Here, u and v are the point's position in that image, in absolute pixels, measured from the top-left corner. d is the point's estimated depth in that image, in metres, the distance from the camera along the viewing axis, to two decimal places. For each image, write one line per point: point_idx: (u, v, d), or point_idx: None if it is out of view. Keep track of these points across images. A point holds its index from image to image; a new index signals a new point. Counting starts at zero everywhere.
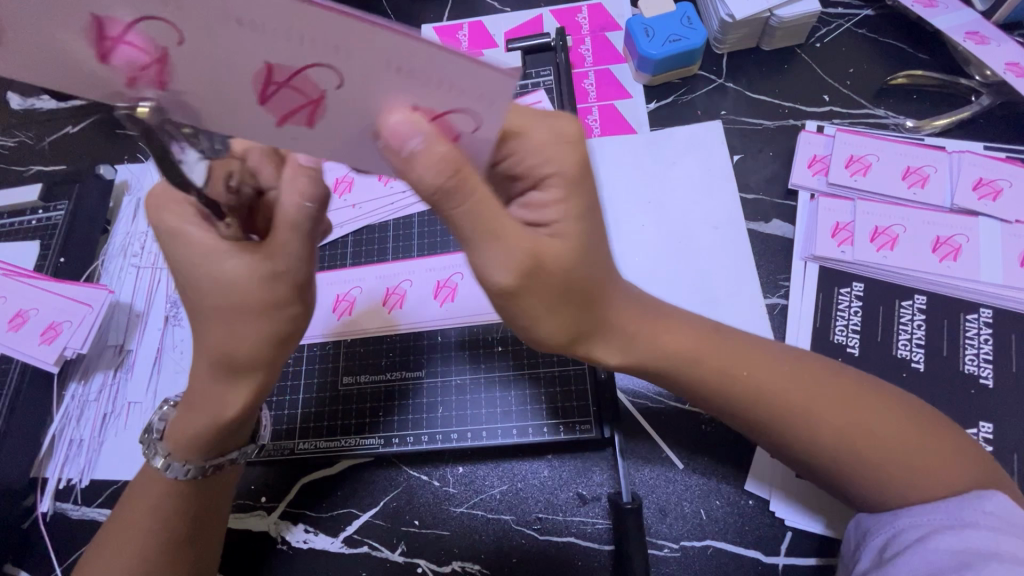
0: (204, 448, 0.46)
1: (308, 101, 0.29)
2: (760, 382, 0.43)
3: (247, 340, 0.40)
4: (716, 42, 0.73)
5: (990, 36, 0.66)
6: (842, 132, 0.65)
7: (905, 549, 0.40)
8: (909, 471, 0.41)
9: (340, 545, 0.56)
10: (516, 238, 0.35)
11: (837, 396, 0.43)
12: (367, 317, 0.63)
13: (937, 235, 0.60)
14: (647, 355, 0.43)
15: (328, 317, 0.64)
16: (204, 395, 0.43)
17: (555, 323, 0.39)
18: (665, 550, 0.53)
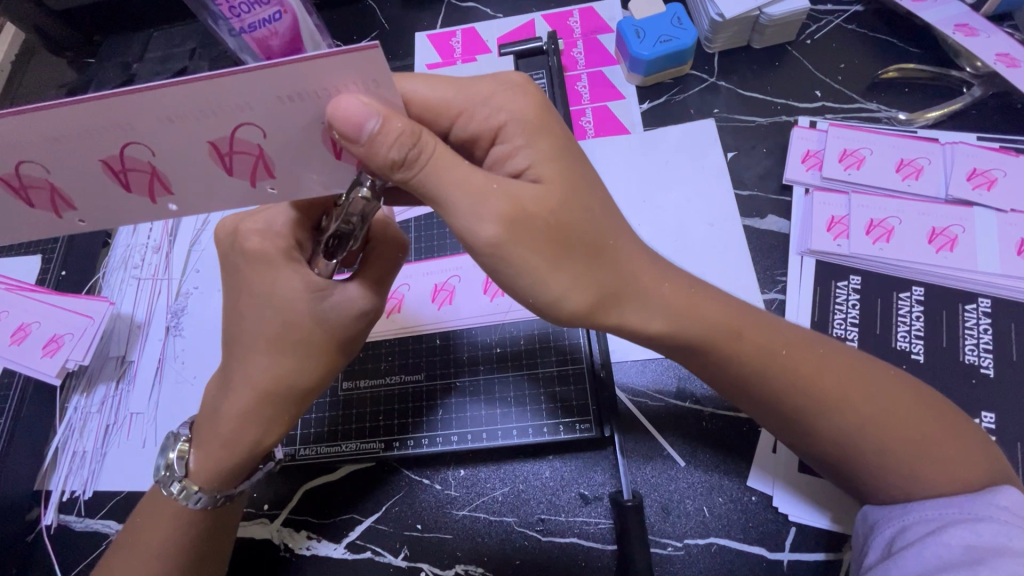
0: (234, 473, 0.48)
1: (255, 158, 0.35)
2: (792, 363, 0.42)
3: (302, 373, 0.46)
4: (706, 42, 0.73)
5: (979, 29, 0.66)
6: (834, 126, 0.66)
7: (917, 540, 0.40)
8: (928, 465, 0.41)
9: (343, 551, 0.56)
10: (485, 186, 0.36)
11: (863, 383, 0.42)
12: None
13: (933, 226, 0.60)
14: (678, 327, 0.41)
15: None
16: (240, 422, 0.46)
17: (566, 277, 0.37)
18: (669, 549, 0.53)
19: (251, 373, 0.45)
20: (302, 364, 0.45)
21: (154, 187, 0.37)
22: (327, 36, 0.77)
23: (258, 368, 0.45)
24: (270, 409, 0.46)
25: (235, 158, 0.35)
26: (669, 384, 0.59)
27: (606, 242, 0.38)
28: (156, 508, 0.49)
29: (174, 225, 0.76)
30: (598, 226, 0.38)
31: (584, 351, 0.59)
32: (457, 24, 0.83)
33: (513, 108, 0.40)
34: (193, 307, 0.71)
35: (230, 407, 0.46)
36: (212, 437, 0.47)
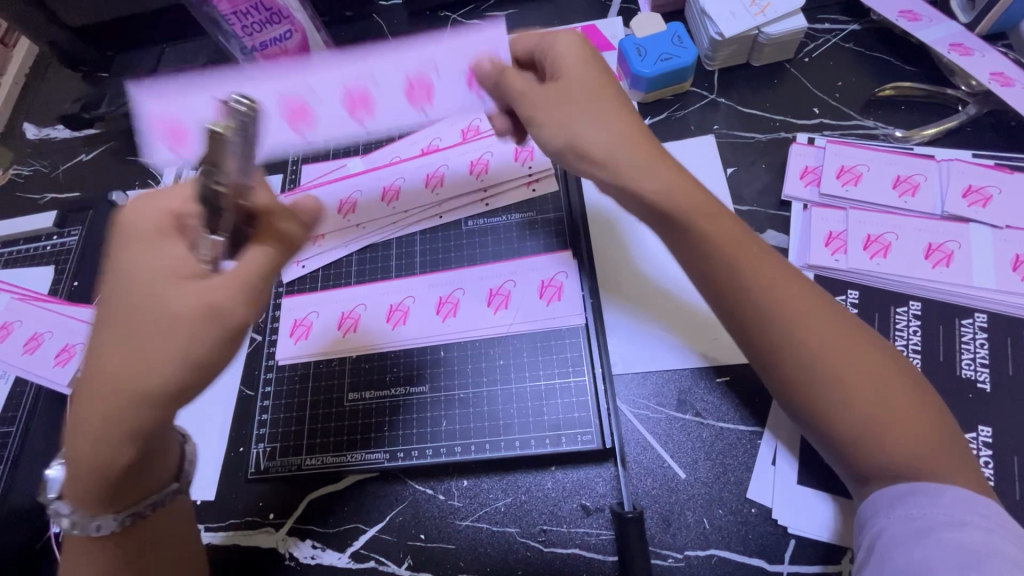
0: (124, 493, 0.42)
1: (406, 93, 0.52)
2: (787, 304, 0.44)
3: (150, 369, 0.37)
4: (706, 59, 0.75)
5: (974, 48, 0.67)
6: (831, 143, 0.67)
7: (896, 544, 0.40)
8: (897, 437, 0.41)
9: (347, 561, 0.57)
10: (567, 124, 0.48)
11: (852, 340, 0.44)
12: (374, 332, 0.64)
13: (929, 241, 0.60)
14: (679, 214, 0.45)
15: (331, 331, 0.65)
16: (92, 445, 0.38)
17: (653, 177, 0.46)
18: (670, 560, 0.53)
19: (116, 373, 0.38)
20: (150, 362, 0.37)
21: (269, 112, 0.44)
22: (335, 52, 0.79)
23: (106, 371, 0.38)
24: (116, 421, 0.38)
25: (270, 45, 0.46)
26: (669, 395, 0.59)
27: (637, 126, 0.49)
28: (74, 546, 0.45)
29: None
30: (627, 119, 0.48)
31: (585, 364, 0.60)
32: None
33: (557, 44, 0.51)
34: None
35: (86, 417, 0.38)
36: (80, 464, 0.39)
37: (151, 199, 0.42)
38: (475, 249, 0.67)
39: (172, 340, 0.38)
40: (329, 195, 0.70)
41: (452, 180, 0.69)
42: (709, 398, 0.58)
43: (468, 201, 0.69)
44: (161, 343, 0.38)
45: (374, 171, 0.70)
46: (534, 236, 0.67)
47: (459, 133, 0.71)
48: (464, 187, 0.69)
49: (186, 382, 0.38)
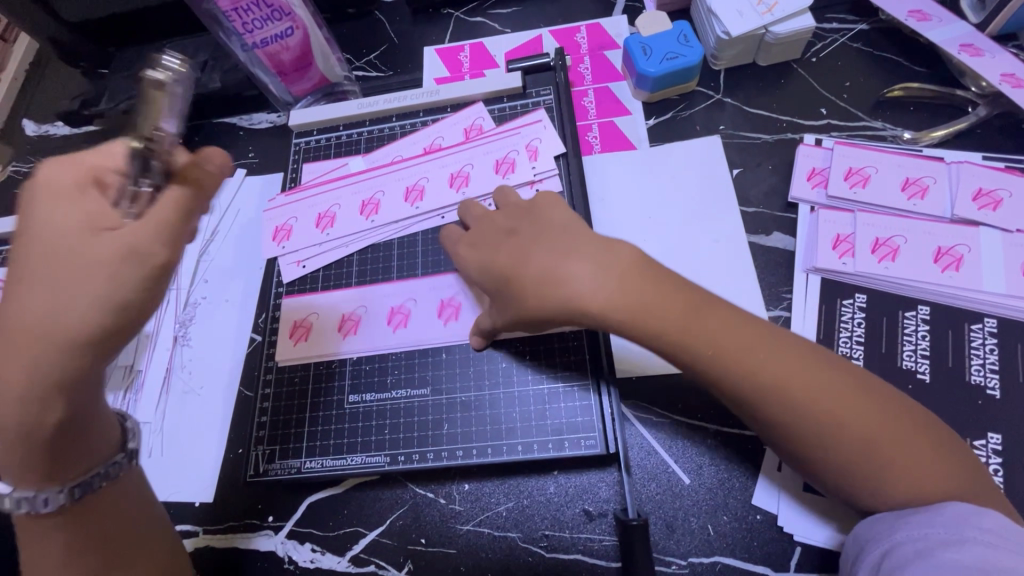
0: (63, 465, 0.43)
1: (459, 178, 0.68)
2: (764, 363, 0.42)
3: (73, 312, 0.38)
4: (712, 59, 0.74)
5: (985, 49, 0.66)
6: (839, 145, 0.66)
7: (910, 563, 0.39)
8: (887, 469, 0.41)
9: (347, 565, 0.57)
10: (523, 277, 0.46)
11: (834, 384, 0.42)
12: (373, 336, 0.63)
13: (938, 245, 0.60)
14: (640, 320, 0.42)
15: (330, 335, 0.64)
16: (19, 404, 0.39)
17: (595, 275, 0.43)
18: (673, 567, 0.53)
19: (35, 329, 0.38)
20: (71, 305, 0.38)
21: None
22: (336, 50, 0.79)
23: (16, 322, 0.39)
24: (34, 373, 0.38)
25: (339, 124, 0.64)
26: (674, 400, 0.59)
27: (562, 233, 0.47)
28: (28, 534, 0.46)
29: None
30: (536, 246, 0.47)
31: (589, 367, 0.59)
32: (465, 39, 0.84)
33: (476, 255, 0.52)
34: (201, 318, 0.72)
35: (8, 369, 0.38)
36: (1, 429, 0.40)
37: (74, 155, 0.42)
38: None
39: (99, 284, 0.39)
40: (330, 193, 0.69)
41: (474, 181, 0.67)
42: (714, 403, 0.58)
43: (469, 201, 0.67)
44: (80, 287, 0.39)
45: (383, 172, 0.69)
46: None
47: (462, 133, 0.71)
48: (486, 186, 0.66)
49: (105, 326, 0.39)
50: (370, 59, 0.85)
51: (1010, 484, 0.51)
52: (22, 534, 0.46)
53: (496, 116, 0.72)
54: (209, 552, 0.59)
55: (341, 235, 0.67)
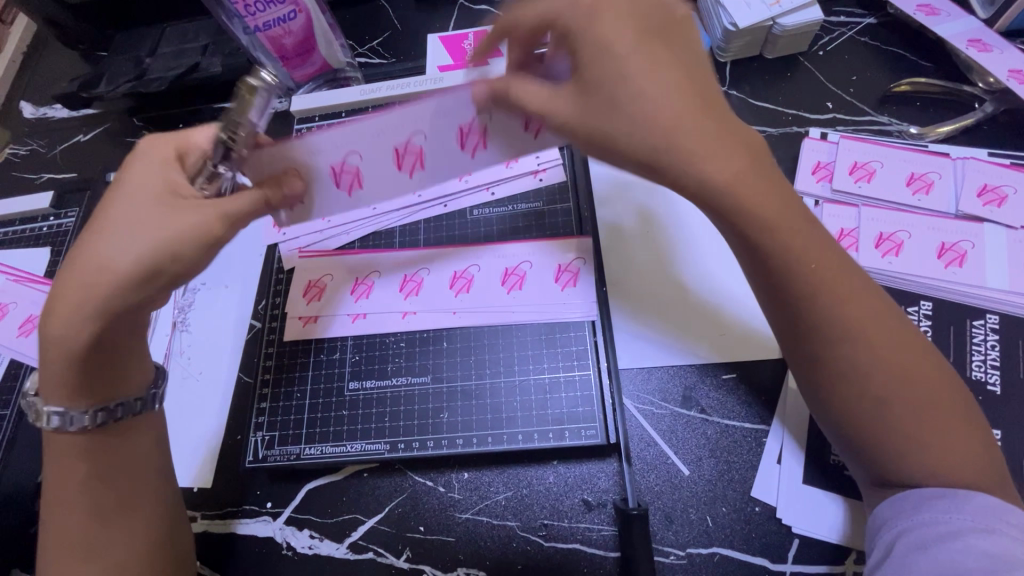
0: (97, 383, 0.47)
1: None
2: (844, 297, 0.41)
3: (138, 255, 0.43)
4: (718, 51, 0.74)
5: (993, 44, 0.66)
6: (845, 139, 0.66)
7: (912, 552, 0.39)
8: (925, 432, 0.41)
9: (345, 551, 0.57)
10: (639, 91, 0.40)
11: (898, 337, 0.42)
12: (384, 185, 0.49)
13: (942, 241, 0.60)
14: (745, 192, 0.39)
15: (329, 192, 0.49)
16: (71, 323, 0.43)
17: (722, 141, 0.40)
18: (672, 557, 0.53)
19: (98, 255, 0.43)
20: (137, 245, 0.43)
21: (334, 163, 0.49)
22: (339, 35, 0.78)
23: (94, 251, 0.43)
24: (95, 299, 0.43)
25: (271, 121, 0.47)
26: (675, 391, 0.59)
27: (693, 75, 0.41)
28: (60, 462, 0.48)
29: None
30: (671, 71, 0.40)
31: (590, 358, 0.58)
32: (469, 27, 0.83)
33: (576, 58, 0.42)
34: (200, 303, 0.72)
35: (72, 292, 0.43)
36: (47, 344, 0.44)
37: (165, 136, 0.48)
38: (481, 238, 0.65)
39: (162, 233, 0.43)
40: None
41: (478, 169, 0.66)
42: (714, 395, 0.58)
43: (474, 189, 0.67)
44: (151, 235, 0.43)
45: None
46: (542, 226, 0.65)
47: None
48: (490, 174, 0.67)
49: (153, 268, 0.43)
50: (373, 45, 0.84)
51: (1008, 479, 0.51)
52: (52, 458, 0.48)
53: None
54: (206, 536, 0.59)
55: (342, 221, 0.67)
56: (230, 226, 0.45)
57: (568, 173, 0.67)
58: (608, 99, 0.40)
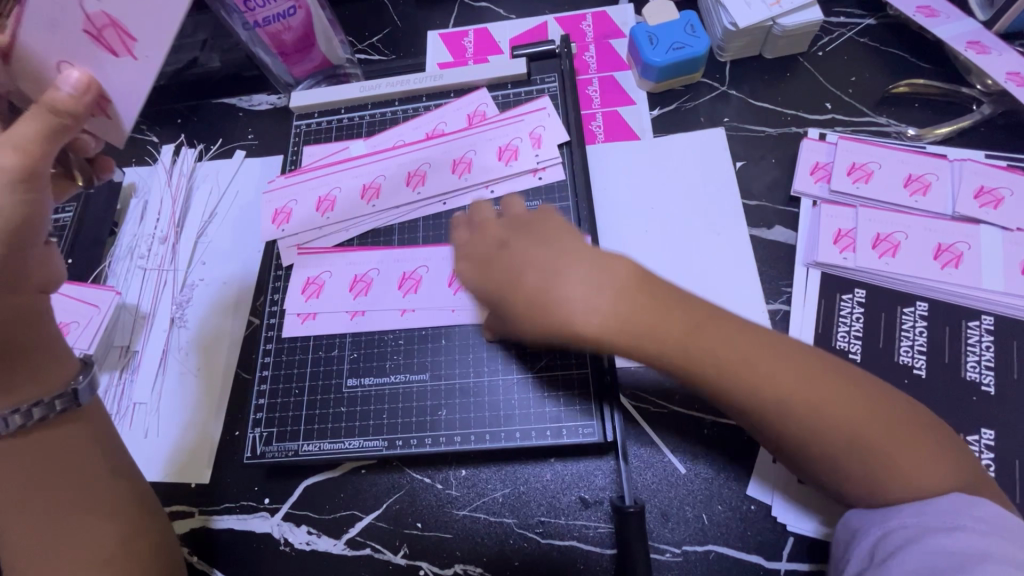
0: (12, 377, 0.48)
1: (465, 163, 0.67)
2: (778, 380, 0.41)
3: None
4: (718, 50, 0.74)
5: (991, 46, 0.66)
6: (844, 140, 0.66)
7: (898, 554, 0.40)
8: (902, 452, 0.41)
9: (343, 547, 0.57)
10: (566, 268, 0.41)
11: (840, 372, 0.42)
12: (144, 20, 0.43)
13: (939, 242, 0.60)
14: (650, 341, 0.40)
15: (95, 53, 0.44)
16: None
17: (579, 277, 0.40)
18: (667, 555, 0.53)
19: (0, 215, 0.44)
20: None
21: (123, 42, 0.43)
22: (339, 31, 0.78)
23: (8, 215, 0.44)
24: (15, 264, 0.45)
25: (108, 34, 0.43)
26: (672, 390, 0.59)
27: (555, 237, 0.44)
28: None
29: (181, 216, 0.76)
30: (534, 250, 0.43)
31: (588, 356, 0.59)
32: (469, 24, 0.83)
33: (469, 248, 0.47)
34: (198, 299, 0.72)
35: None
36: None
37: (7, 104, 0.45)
38: None
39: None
40: (330, 177, 0.68)
41: (477, 166, 0.66)
42: None
43: (472, 187, 0.67)
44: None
45: (398, 156, 0.68)
46: None
47: (465, 119, 0.70)
48: (489, 171, 0.66)
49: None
50: (373, 42, 0.84)
51: (1002, 479, 0.51)
52: None
53: (500, 102, 0.72)
54: (203, 531, 0.60)
55: (340, 218, 0.67)
56: (29, 157, 0.44)
57: (568, 171, 0.66)
58: (504, 266, 0.43)
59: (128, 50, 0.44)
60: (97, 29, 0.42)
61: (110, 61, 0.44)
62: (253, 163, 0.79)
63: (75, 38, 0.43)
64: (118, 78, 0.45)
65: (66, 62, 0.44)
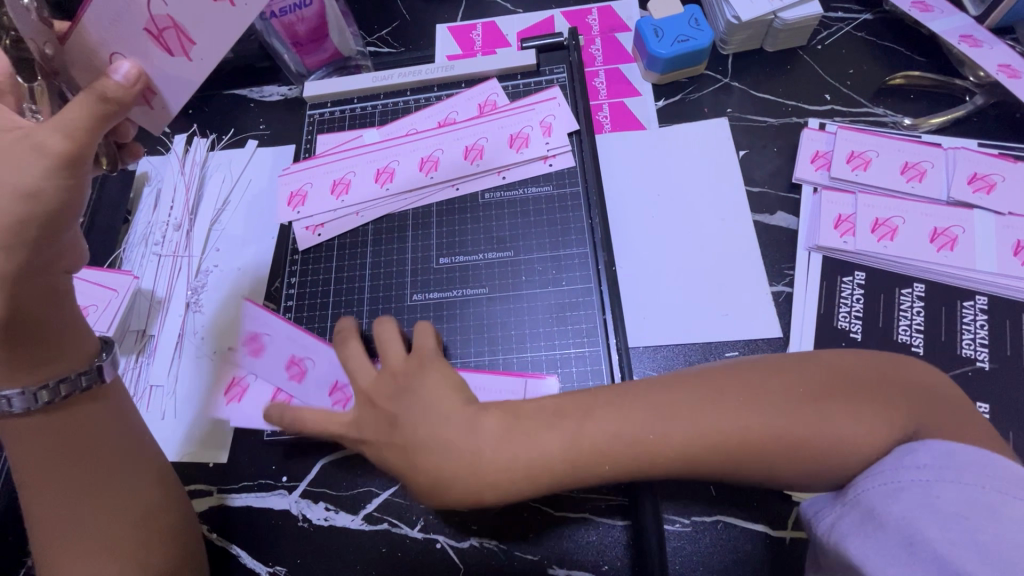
0: (37, 351, 0.48)
1: (478, 149, 0.69)
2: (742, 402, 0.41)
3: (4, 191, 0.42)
4: (721, 44, 0.76)
5: (983, 40, 0.69)
6: (843, 129, 0.68)
7: (852, 533, 0.37)
8: (867, 406, 0.40)
9: (360, 522, 0.59)
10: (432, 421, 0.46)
11: (766, 367, 0.43)
12: (208, 24, 0.45)
13: (934, 226, 0.62)
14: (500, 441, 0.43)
15: (146, 46, 0.45)
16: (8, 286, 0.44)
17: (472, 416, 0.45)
18: (676, 525, 0.55)
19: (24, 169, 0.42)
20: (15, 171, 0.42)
21: (182, 43, 0.45)
22: (352, 24, 0.79)
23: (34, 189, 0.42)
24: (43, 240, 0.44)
25: (167, 34, 0.44)
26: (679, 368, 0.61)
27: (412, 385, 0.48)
28: (21, 446, 0.48)
29: (195, 204, 0.78)
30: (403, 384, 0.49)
31: (600, 335, 0.60)
32: (478, 17, 0.85)
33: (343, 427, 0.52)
34: (214, 285, 0.73)
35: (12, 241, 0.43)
36: None
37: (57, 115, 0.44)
38: (491, 221, 0.67)
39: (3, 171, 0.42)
40: (346, 161, 0.70)
41: (490, 153, 0.68)
42: None
43: (485, 173, 0.68)
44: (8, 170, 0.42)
45: (412, 142, 0.70)
46: (552, 210, 0.66)
47: (476, 108, 0.72)
48: (500, 159, 0.68)
49: (24, 214, 0.43)
50: (382, 34, 0.85)
51: None
52: (11, 441, 0.48)
53: (510, 92, 0.73)
54: (221, 509, 0.61)
55: (355, 202, 0.68)
56: (76, 143, 0.43)
57: (577, 158, 0.68)
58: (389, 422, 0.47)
59: (188, 50, 0.46)
60: (158, 27, 0.44)
61: (162, 57, 0.46)
62: (265, 152, 0.80)
63: (135, 34, 0.44)
64: (162, 66, 0.46)
65: (116, 52, 0.45)
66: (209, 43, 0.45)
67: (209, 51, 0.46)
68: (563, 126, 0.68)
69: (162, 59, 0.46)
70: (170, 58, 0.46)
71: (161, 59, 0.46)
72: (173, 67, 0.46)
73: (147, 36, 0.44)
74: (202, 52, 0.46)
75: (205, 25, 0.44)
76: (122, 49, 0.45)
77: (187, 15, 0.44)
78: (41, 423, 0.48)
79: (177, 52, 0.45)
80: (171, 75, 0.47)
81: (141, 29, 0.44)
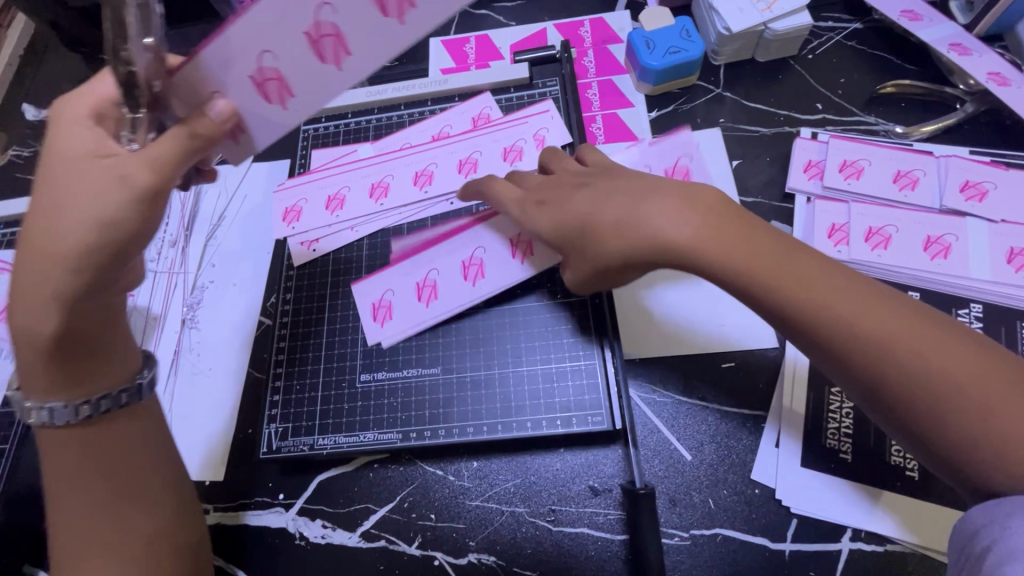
0: (83, 369, 0.47)
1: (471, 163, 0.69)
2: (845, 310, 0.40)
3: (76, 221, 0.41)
4: (712, 54, 0.77)
5: (972, 48, 0.69)
6: (835, 139, 0.68)
7: None
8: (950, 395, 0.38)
9: (358, 540, 0.58)
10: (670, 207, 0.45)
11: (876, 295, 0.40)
12: (315, 81, 0.44)
13: (928, 234, 0.62)
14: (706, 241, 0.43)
15: (246, 91, 0.43)
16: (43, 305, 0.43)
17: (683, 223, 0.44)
18: (676, 539, 0.55)
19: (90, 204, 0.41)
20: None
21: (283, 93, 0.44)
22: None
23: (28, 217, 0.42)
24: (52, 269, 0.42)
25: (270, 83, 0.43)
26: (676, 378, 0.61)
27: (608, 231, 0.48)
28: (55, 457, 0.47)
29: (191, 220, 0.78)
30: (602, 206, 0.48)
31: (596, 350, 0.61)
32: (470, 30, 0.86)
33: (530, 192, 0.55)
34: (209, 301, 0.73)
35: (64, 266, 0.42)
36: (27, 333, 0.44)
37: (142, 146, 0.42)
38: None
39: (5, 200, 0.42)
40: (341, 176, 0.70)
41: (483, 167, 0.68)
42: (714, 382, 0.60)
43: None
44: None
45: (407, 156, 0.70)
46: None
47: (469, 122, 0.72)
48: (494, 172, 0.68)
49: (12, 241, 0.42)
50: None
51: None
52: (44, 449, 0.48)
53: (503, 105, 0.74)
54: (217, 528, 0.60)
55: (349, 218, 0.69)
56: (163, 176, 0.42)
57: None
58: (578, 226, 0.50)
59: (285, 100, 0.45)
60: (263, 77, 0.43)
61: (259, 102, 0.44)
62: (261, 167, 0.80)
63: (240, 80, 0.42)
64: (254, 110, 0.45)
65: (217, 92, 0.43)
66: (309, 94, 0.44)
67: (306, 101, 0.45)
68: (555, 139, 0.68)
69: (259, 104, 0.44)
70: (267, 104, 0.45)
71: (255, 105, 0.44)
72: (267, 111, 0.45)
73: (250, 83, 0.43)
74: (297, 103, 0.45)
75: (313, 79, 0.43)
76: (220, 91, 0.43)
77: (294, 69, 0.42)
78: (79, 437, 0.47)
79: (276, 100, 0.44)
80: (264, 117, 0.46)
81: (245, 76, 0.42)
